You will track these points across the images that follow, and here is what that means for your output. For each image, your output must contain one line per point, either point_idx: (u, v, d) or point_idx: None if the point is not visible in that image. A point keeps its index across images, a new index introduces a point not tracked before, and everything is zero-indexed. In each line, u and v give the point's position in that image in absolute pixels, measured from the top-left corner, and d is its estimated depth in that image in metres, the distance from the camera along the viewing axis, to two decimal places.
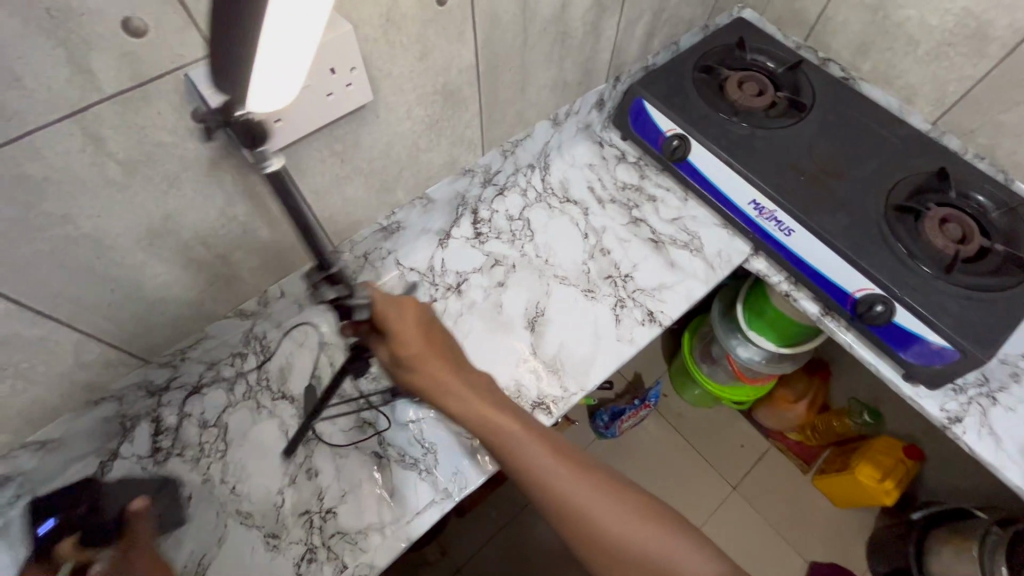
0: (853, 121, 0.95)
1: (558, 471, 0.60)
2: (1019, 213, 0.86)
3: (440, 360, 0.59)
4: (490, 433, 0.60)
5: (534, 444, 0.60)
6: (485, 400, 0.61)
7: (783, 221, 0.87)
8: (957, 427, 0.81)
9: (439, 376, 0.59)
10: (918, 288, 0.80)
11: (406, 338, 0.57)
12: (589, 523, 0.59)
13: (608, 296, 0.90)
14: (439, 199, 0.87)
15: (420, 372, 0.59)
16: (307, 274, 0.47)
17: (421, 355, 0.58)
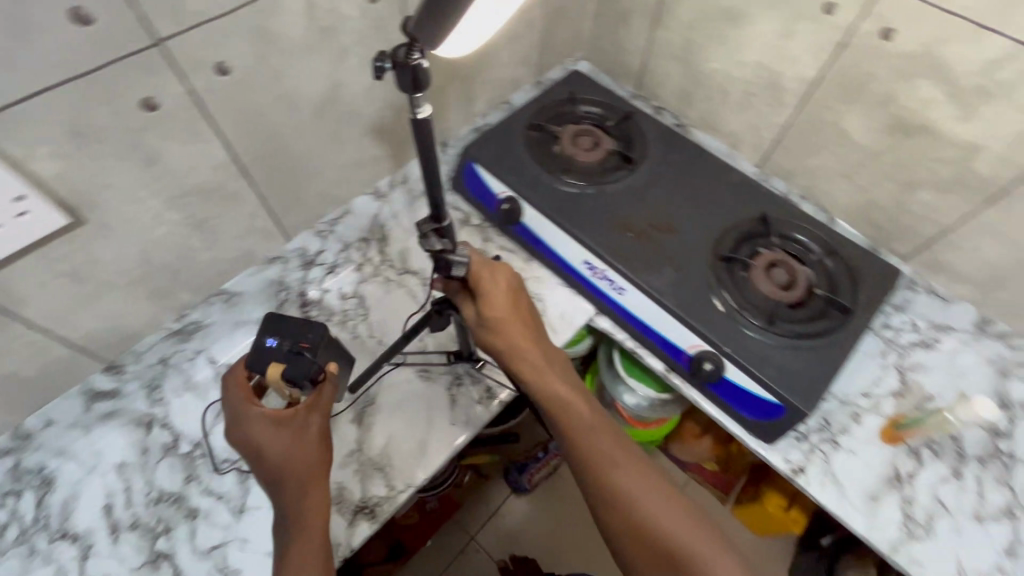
0: (683, 169, 0.95)
1: (609, 449, 0.66)
2: (839, 253, 0.87)
3: (520, 325, 0.73)
4: (554, 402, 0.69)
5: (590, 420, 0.68)
6: (553, 370, 0.72)
7: (615, 279, 0.86)
8: (800, 478, 0.80)
9: (514, 338, 0.72)
10: (743, 342, 0.79)
11: (493, 297, 0.72)
12: (628, 504, 0.62)
13: (445, 373, 0.85)
14: (246, 292, 0.87)
15: (501, 330, 0.72)
16: (421, 224, 0.62)
17: (504, 318, 0.72)
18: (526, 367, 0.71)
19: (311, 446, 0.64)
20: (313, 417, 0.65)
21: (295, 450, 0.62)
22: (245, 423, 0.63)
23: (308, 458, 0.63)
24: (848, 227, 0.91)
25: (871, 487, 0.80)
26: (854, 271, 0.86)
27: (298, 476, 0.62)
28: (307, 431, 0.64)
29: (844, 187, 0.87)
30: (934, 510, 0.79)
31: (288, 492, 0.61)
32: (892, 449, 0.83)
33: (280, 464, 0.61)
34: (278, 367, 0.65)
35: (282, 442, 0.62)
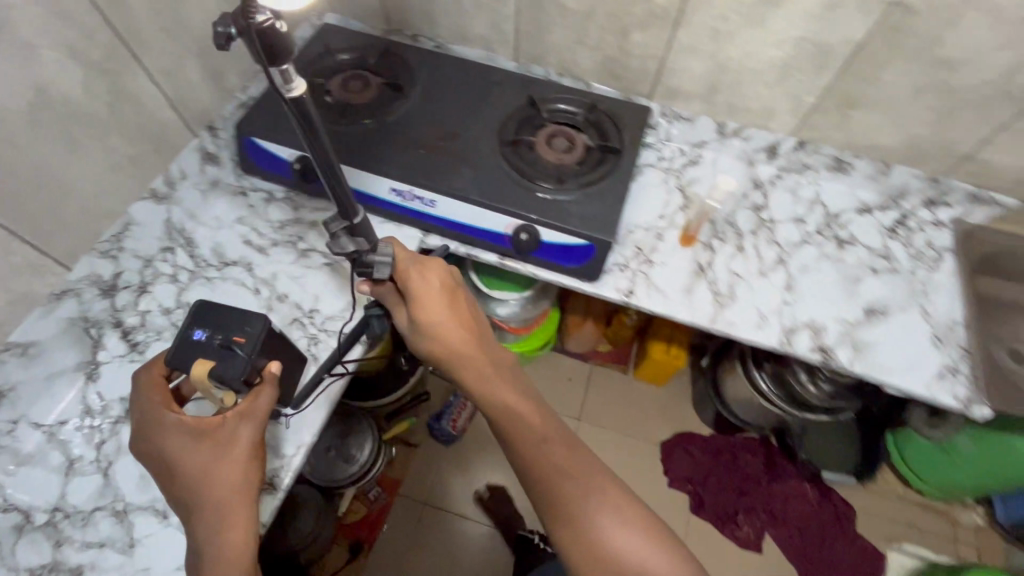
0: (450, 82, 1.03)
1: (563, 465, 0.71)
2: (599, 108, 1.01)
3: (461, 329, 0.76)
4: (503, 414, 0.73)
5: (539, 430, 0.72)
6: (502, 377, 0.76)
7: (423, 195, 0.92)
8: (632, 298, 0.94)
9: (455, 345, 0.75)
10: (546, 207, 0.90)
11: (427, 309, 0.75)
12: (582, 521, 0.68)
13: (299, 338, 0.88)
14: (44, 338, 0.81)
15: (438, 338, 0.76)
16: (330, 222, 0.70)
17: (442, 325, 0.75)
18: (473, 381, 0.75)
19: (235, 461, 0.63)
20: (240, 426, 0.65)
21: (219, 465, 0.62)
22: (165, 435, 0.63)
23: (234, 473, 0.63)
24: (603, 87, 1.05)
25: (684, 283, 0.97)
26: (615, 119, 1.00)
27: (217, 499, 0.61)
28: (231, 445, 0.64)
29: (584, 53, 1.00)
30: (732, 280, 0.98)
31: (209, 511, 0.61)
32: (691, 249, 1.00)
33: (204, 481, 0.62)
34: (205, 365, 0.67)
35: (203, 458, 0.63)
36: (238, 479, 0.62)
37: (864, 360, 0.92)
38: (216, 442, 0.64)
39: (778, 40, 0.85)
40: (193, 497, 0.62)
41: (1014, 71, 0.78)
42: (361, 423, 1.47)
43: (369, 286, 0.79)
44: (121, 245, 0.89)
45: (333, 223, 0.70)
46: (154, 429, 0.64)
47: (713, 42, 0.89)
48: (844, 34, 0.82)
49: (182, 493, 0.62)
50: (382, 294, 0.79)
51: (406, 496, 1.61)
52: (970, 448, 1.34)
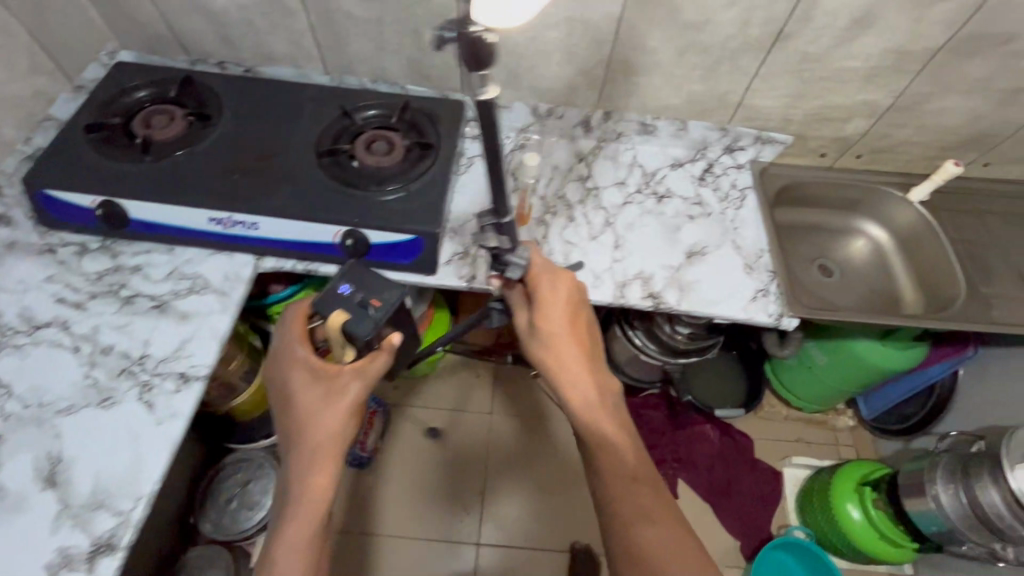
0: (263, 105, 1.03)
1: (642, 505, 0.75)
2: (414, 107, 1.04)
3: (571, 344, 0.82)
4: (598, 442, 0.78)
5: (625, 469, 0.77)
6: (602, 405, 0.81)
7: (244, 219, 0.90)
8: (475, 282, 0.98)
9: (565, 360, 0.81)
10: (370, 210, 0.91)
11: (548, 322, 0.81)
12: (649, 560, 0.71)
13: (130, 389, 0.83)
14: None
15: (554, 348, 0.82)
16: (486, 216, 0.70)
17: (558, 336, 0.81)
18: (584, 409, 0.80)
19: (335, 412, 0.75)
20: (354, 381, 0.76)
21: (326, 410, 0.75)
22: (292, 368, 0.77)
23: (333, 422, 0.75)
24: (418, 88, 1.09)
25: None
26: (431, 115, 1.04)
27: (313, 445, 0.74)
28: (338, 397, 0.76)
29: (389, 58, 1.03)
30: (567, 249, 1.04)
31: (308, 453, 0.74)
32: (527, 227, 1.06)
33: (310, 421, 0.75)
34: (340, 317, 0.75)
35: (312, 402, 0.75)
36: (331, 431, 0.75)
37: (688, 298, 1.01)
38: (331, 386, 0.76)
39: (554, 22, 0.92)
40: (298, 436, 0.75)
41: (746, 25, 0.90)
42: (263, 464, 1.46)
43: (500, 283, 0.84)
44: None
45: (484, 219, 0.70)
46: (289, 359, 0.78)
47: (497, 31, 0.95)
48: (604, 11, 0.90)
49: (293, 429, 0.76)
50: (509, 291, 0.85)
51: (375, 499, 1.50)
52: (824, 358, 1.53)
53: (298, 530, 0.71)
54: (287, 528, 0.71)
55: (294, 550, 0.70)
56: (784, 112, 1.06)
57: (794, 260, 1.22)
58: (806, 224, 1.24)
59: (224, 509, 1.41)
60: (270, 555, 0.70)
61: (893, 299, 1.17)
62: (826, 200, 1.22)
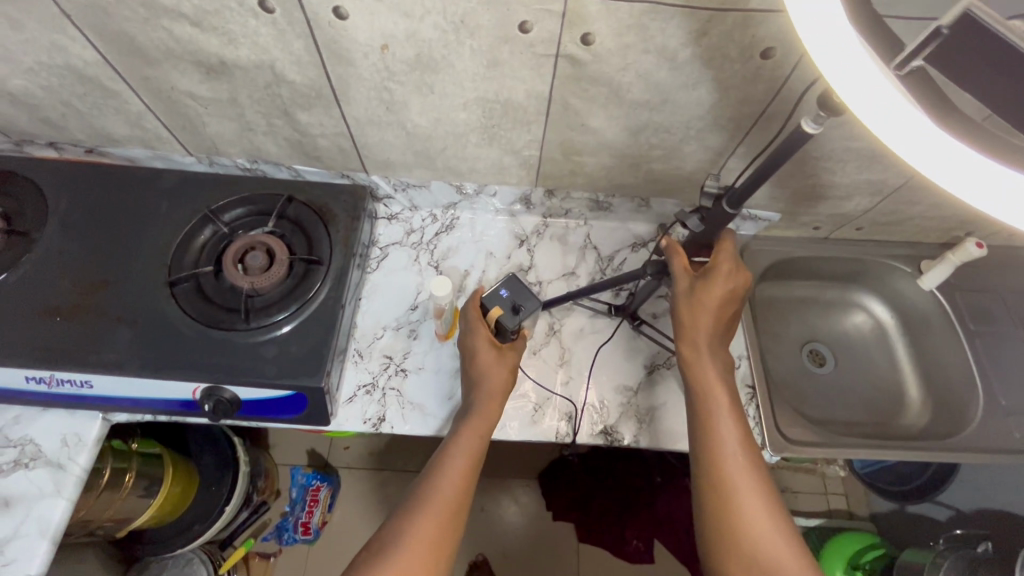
0: (104, 205, 0.81)
1: (741, 452, 0.64)
2: (300, 199, 0.83)
3: (712, 312, 0.68)
4: (707, 390, 0.67)
5: (730, 420, 0.66)
6: (717, 357, 0.69)
7: (70, 378, 0.70)
8: (384, 427, 0.79)
9: (702, 321, 0.68)
10: (236, 357, 0.71)
11: (716, 287, 0.68)
12: (733, 503, 0.61)
13: None
14: None
15: (695, 311, 0.68)
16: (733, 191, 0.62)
17: (705, 302, 0.68)
18: (701, 361, 0.68)
19: (500, 368, 0.74)
20: (511, 353, 0.76)
21: (493, 361, 0.74)
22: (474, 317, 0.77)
23: (500, 372, 0.74)
24: (309, 168, 0.87)
25: (446, 392, 0.82)
26: (323, 209, 0.83)
27: (488, 382, 0.73)
28: (496, 360, 0.75)
29: (262, 137, 0.80)
30: None
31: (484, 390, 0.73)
32: (452, 342, 0.86)
33: (481, 361, 0.74)
34: (496, 313, 0.76)
35: (483, 356, 0.74)
36: (503, 378, 0.74)
37: (650, 431, 0.82)
38: (501, 349, 0.76)
39: (463, 101, 0.69)
40: (472, 378, 0.75)
41: (717, 104, 0.67)
42: (189, 564, 1.30)
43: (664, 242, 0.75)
44: None
45: (709, 186, 0.64)
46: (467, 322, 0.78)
47: (391, 112, 0.72)
48: (526, 90, 0.67)
49: (469, 369, 0.75)
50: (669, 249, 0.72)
51: None
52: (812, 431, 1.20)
53: (463, 449, 0.68)
54: (455, 444, 0.68)
55: (455, 467, 0.66)
56: (768, 187, 0.84)
57: (785, 344, 1.02)
58: (798, 302, 1.04)
59: None
60: (432, 469, 0.66)
61: (898, 396, 0.98)
62: (821, 273, 1.02)
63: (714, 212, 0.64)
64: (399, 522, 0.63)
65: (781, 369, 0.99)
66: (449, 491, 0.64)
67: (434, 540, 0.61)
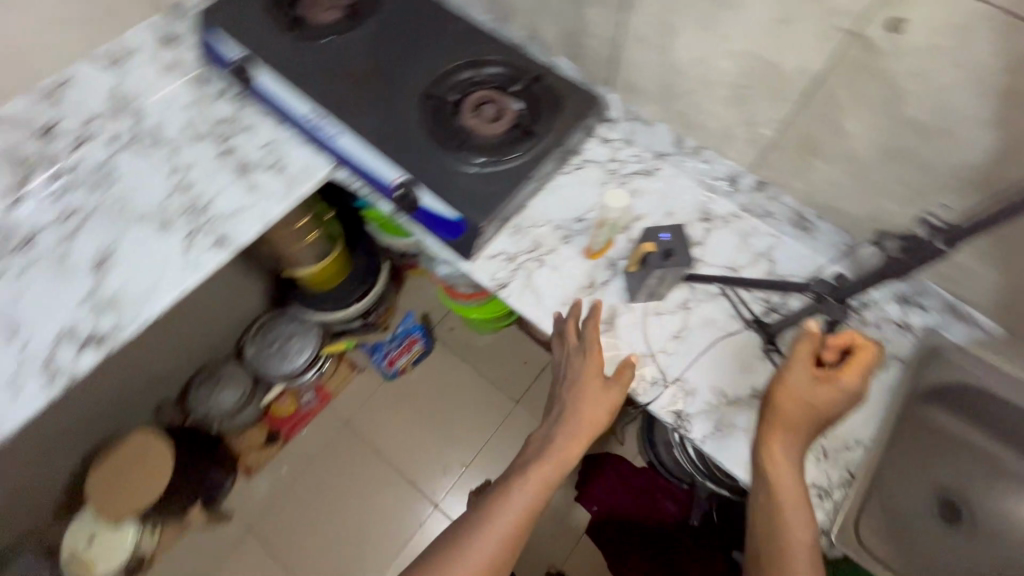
0: (412, 21, 1.00)
1: (801, 548, 0.71)
2: (545, 82, 0.93)
3: (814, 409, 0.74)
4: (789, 488, 0.72)
5: (802, 524, 0.71)
6: (801, 466, 0.74)
7: (333, 127, 0.92)
8: (503, 291, 0.90)
9: (801, 419, 0.74)
10: (436, 171, 0.87)
11: (826, 389, 0.73)
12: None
13: (183, 227, 0.93)
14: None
15: (799, 406, 0.74)
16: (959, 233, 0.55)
17: (810, 405, 0.74)
18: (784, 457, 0.74)
19: (599, 411, 0.81)
20: (617, 390, 0.81)
21: (592, 407, 0.81)
22: (580, 359, 0.83)
23: (597, 414, 0.81)
24: (566, 63, 0.97)
25: (564, 298, 0.89)
26: (558, 99, 0.92)
27: (577, 426, 0.81)
28: (597, 401, 0.81)
29: (547, 18, 0.91)
30: (618, 308, 0.88)
31: (570, 434, 0.81)
32: (592, 263, 0.91)
33: (579, 401, 0.82)
34: (648, 247, 0.86)
35: (582, 397, 0.82)
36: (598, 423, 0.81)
37: (718, 441, 0.80)
38: (604, 390, 0.82)
39: (732, 49, 0.71)
40: (572, 404, 0.82)
41: (1001, 158, 0.60)
42: (306, 333, 1.61)
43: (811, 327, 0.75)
44: (67, 98, 1.01)
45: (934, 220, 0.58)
46: (569, 350, 0.85)
47: (661, 34, 0.77)
48: (799, 58, 0.67)
49: (566, 400, 0.83)
50: (805, 335, 0.75)
51: (431, 444, 1.71)
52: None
53: (533, 486, 0.78)
54: (529, 481, 0.79)
55: (527, 494, 0.78)
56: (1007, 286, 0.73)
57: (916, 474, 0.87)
58: (961, 444, 0.84)
59: (265, 347, 1.60)
60: (509, 490, 0.79)
61: None
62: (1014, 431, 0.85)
63: (918, 244, 0.59)
64: (468, 532, 0.76)
65: (888, 492, 0.82)
66: (511, 525, 0.76)
67: (488, 561, 0.74)
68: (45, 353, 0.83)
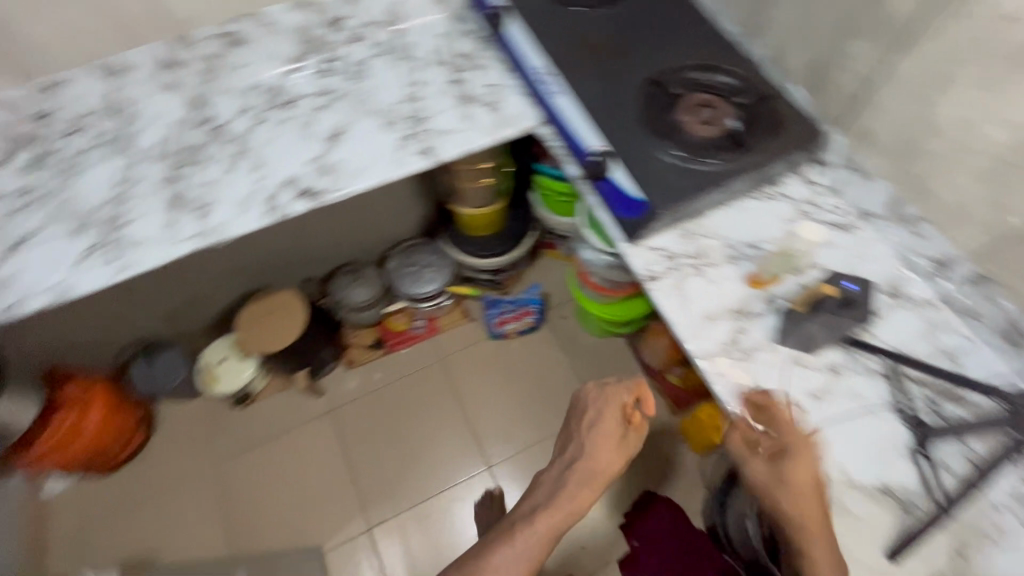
0: (662, 15, 1.05)
1: None
2: (772, 102, 0.93)
3: (817, 503, 0.73)
4: None
5: None
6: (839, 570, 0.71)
7: (557, 85, 1.00)
8: (651, 283, 0.90)
9: (814, 515, 0.72)
10: (634, 152, 0.92)
11: (799, 464, 0.75)
12: None
13: (403, 130, 1.07)
14: (283, 26, 1.17)
15: (795, 500, 0.74)
16: None
17: (807, 498, 0.73)
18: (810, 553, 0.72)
19: (614, 455, 0.94)
20: (633, 433, 0.97)
21: (608, 449, 0.94)
22: (601, 405, 0.99)
23: (611, 456, 0.93)
24: (802, 92, 0.95)
25: (709, 312, 0.88)
26: (779, 122, 0.92)
27: (591, 468, 0.92)
28: (613, 443, 0.95)
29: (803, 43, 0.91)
30: (761, 344, 0.85)
31: (583, 480, 0.92)
32: (751, 292, 0.88)
33: (598, 443, 0.95)
34: (831, 288, 0.84)
35: (599, 441, 0.95)
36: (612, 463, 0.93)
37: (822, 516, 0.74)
38: (617, 438, 0.95)
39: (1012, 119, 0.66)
40: (590, 446, 0.95)
41: None
42: (441, 267, 1.75)
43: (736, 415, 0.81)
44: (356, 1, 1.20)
45: None
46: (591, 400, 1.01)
47: (928, 86, 0.74)
48: None
49: (586, 442, 0.96)
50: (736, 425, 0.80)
51: (505, 413, 1.77)
52: None
53: (547, 522, 0.88)
54: (545, 517, 0.88)
55: (541, 526, 0.87)
56: None
57: None
58: None
59: (404, 265, 1.77)
60: (523, 524, 0.88)
61: None
62: None
63: None
64: (480, 558, 0.85)
65: None
66: (525, 559, 0.84)
67: None
68: (272, 190, 1.01)
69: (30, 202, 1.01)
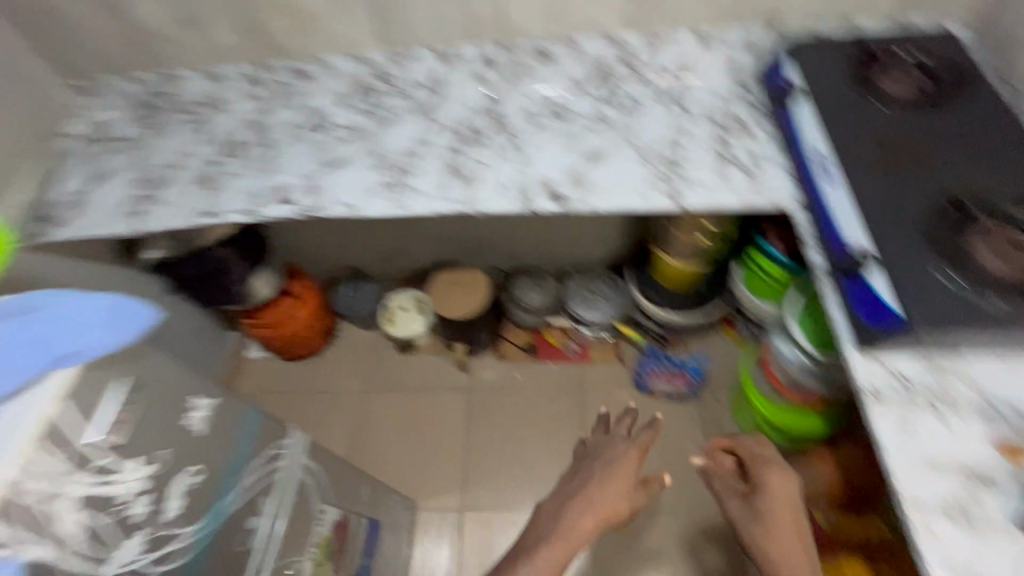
0: (983, 140, 0.99)
1: None
2: None
3: (788, 534, 0.94)
4: None
5: None
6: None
7: (834, 175, 0.99)
8: (872, 398, 0.82)
9: (789, 545, 0.93)
10: (903, 264, 0.86)
11: (772, 474, 1.02)
12: None
13: (657, 169, 1.13)
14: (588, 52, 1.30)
15: (776, 537, 0.93)
16: None
17: (780, 529, 0.94)
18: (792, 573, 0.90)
19: (620, 489, 1.01)
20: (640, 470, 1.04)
21: (617, 487, 1.01)
22: (615, 454, 1.07)
23: (621, 491, 1.01)
24: None
25: (934, 458, 0.78)
26: None
27: (603, 499, 0.99)
28: (624, 479, 1.02)
29: None
30: (997, 522, 0.73)
31: (584, 511, 0.97)
32: (996, 457, 0.77)
33: (610, 480, 1.02)
34: None
35: (612, 478, 1.02)
36: (621, 497, 1.00)
37: None
38: (623, 476, 1.03)
39: None
40: (601, 482, 1.02)
41: None
42: (617, 302, 1.81)
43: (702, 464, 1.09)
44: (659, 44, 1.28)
45: None
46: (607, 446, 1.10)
47: None
48: None
49: (600, 477, 1.03)
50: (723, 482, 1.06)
51: None
52: None
53: (557, 546, 0.93)
54: (553, 543, 0.93)
55: (555, 549, 0.93)
56: None
57: None
58: None
59: (582, 285, 1.84)
60: (533, 548, 0.94)
61: None
62: None
63: None
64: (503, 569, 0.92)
65: None
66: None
67: None
68: (530, 187, 1.14)
69: (355, 134, 1.26)
